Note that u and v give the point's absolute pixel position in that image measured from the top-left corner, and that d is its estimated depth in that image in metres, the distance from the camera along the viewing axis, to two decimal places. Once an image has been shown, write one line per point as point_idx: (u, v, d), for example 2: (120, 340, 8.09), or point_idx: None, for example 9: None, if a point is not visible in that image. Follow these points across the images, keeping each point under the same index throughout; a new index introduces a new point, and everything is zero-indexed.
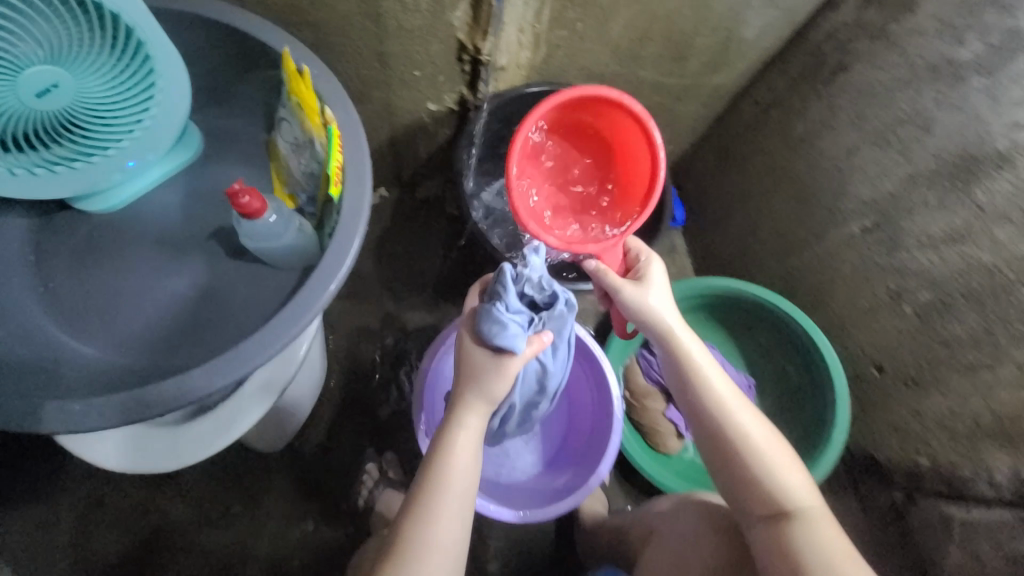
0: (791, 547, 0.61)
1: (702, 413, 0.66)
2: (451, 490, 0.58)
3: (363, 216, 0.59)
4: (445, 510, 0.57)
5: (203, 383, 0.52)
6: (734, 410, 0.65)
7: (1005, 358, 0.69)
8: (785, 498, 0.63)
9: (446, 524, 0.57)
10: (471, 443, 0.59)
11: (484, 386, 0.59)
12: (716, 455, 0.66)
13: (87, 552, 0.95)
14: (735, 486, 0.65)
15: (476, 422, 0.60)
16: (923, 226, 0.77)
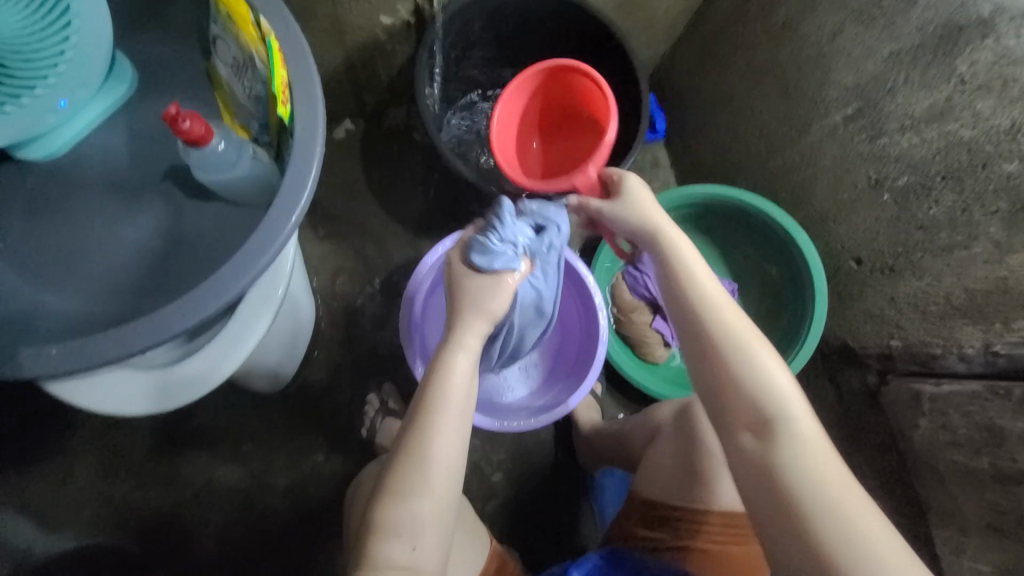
0: (775, 472, 0.52)
1: (691, 313, 0.58)
2: (451, 402, 0.59)
3: (318, 134, 0.56)
4: (440, 424, 0.58)
5: (179, 319, 0.51)
6: (721, 312, 0.58)
7: (980, 235, 0.69)
8: (772, 415, 0.54)
9: (441, 438, 0.58)
10: (470, 360, 0.61)
11: (486, 305, 0.61)
12: (692, 357, 0.59)
13: (109, 500, 1.00)
14: (716, 408, 0.57)
15: (475, 341, 0.61)
16: (905, 106, 0.74)
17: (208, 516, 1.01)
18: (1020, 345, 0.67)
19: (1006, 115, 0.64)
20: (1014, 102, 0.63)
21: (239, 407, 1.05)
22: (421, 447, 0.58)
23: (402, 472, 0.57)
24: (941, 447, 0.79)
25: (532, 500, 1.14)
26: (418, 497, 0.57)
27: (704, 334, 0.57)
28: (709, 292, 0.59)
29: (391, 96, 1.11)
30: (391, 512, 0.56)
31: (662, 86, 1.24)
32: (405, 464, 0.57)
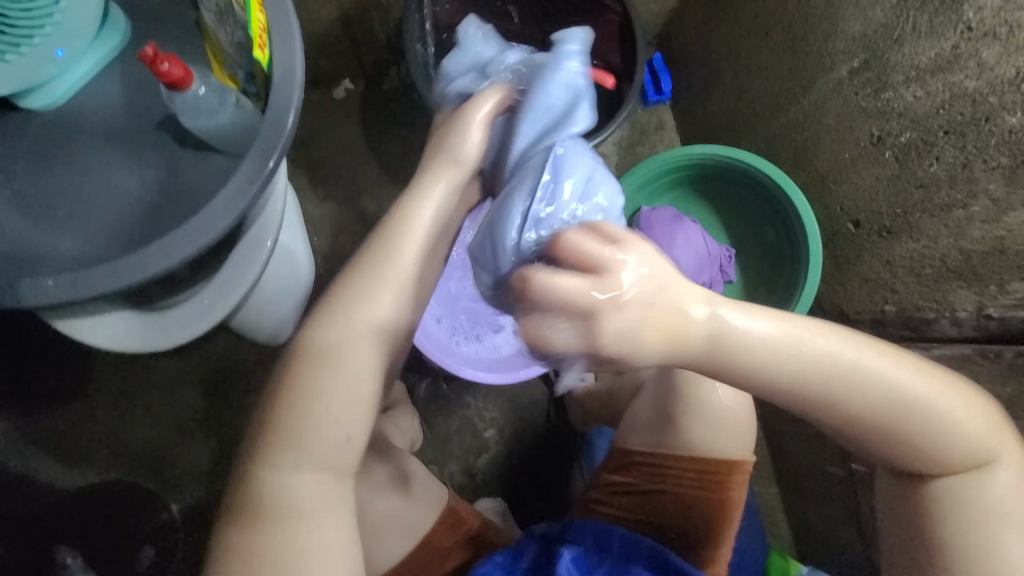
0: (927, 507, 0.52)
1: (833, 404, 0.45)
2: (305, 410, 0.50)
3: (296, 80, 0.58)
4: (301, 434, 0.50)
5: (163, 256, 0.55)
6: (856, 394, 0.45)
7: (979, 193, 0.66)
8: (942, 449, 0.48)
9: (310, 445, 0.50)
10: (332, 352, 0.52)
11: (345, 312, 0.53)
12: (873, 433, 0.47)
13: (126, 441, 1.07)
14: (884, 455, 0.49)
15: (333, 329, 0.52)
16: (911, 57, 0.70)
17: (217, 459, 1.08)
18: (1012, 308, 0.65)
19: (1010, 63, 0.60)
20: (1019, 50, 0.59)
21: (244, 359, 1.10)
22: (325, 344, 0.52)
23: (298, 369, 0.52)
24: None
25: (523, 457, 1.18)
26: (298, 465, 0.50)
27: (847, 417, 0.46)
28: (840, 389, 0.45)
29: (389, 54, 1.11)
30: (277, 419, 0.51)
31: (669, 44, 1.20)
32: (308, 359, 0.52)
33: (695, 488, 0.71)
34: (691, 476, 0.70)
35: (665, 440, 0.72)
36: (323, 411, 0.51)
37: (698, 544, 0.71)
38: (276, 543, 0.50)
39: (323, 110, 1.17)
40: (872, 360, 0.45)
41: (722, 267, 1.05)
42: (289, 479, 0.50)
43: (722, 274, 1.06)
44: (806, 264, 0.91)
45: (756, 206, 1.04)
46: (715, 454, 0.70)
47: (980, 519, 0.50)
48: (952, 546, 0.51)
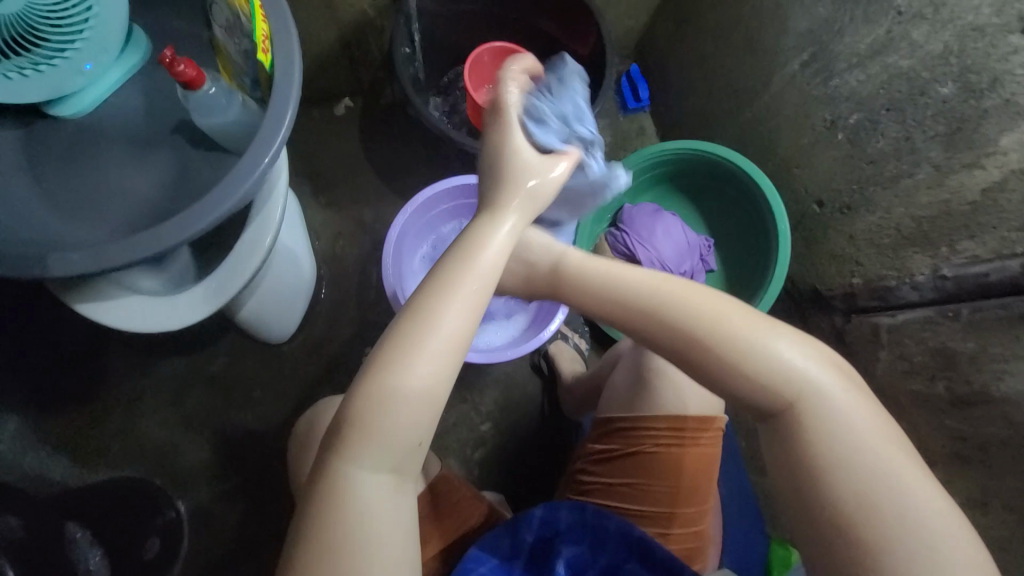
0: (800, 444, 0.49)
1: (666, 321, 0.53)
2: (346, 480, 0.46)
3: (295, 79, 0.66)
4: (347, 507, 0.45)
5: (176, 232, 0.62)
6: (690, 312, 0.52)
7: (922, 161, 0.72)
8: (783, 384, 0.50)
9: (355, 519, 0.45)
10: (377, 417, 0.46)
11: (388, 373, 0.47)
12: (693, 350, 0.51)
13: (135, 440, 1.11)
14: (736, 387, 0.51)
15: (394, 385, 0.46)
16: (852, 45, 0.77)
17: (222, 455, 1.12)
18: (964, 266, 0.69)
19: (938, 40, 0.67)
20: (943, 28, 0.66)
21: (249, 359, 1.16)
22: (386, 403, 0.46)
23: (368, 414, 0.46)
24: (900, 378, 0.81)
25: (519, 450, 1.20)
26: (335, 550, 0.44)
27: (682, 328, 0.52)
28: (671, 302, 0.53)
29: (384, 73, 1.21)
30: (346, 455, 0.46)
31: (644, 55, 1.29)
32: (374, 398, 0.46)
33: (675, 445, 0.74)
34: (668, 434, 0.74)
35: (641, 407, 0.77)
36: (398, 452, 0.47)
37: (687, 499, 0.75)
38: None
39: (324, 126, 1.26)
40: (672, 293, 0.53)
41: (703, 256, 1.10)
42: (362, 531, 0.45)
43: (703, 263, 1.10)
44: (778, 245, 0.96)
45: (730, 196, 1.09)
46: (688, 411, 0.75)
47: (851, 458, 0.47)
48: (826, 486, 0.48)
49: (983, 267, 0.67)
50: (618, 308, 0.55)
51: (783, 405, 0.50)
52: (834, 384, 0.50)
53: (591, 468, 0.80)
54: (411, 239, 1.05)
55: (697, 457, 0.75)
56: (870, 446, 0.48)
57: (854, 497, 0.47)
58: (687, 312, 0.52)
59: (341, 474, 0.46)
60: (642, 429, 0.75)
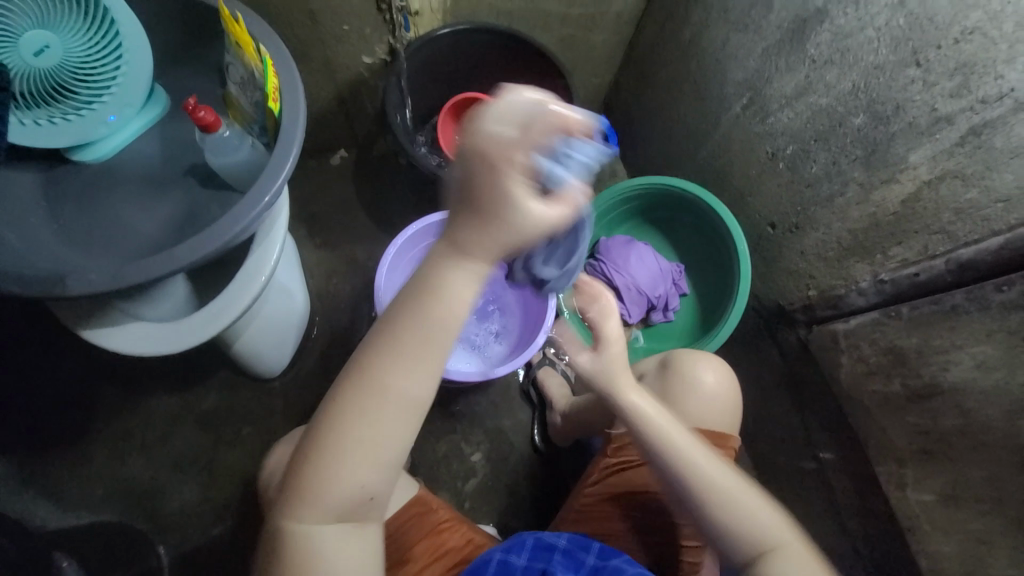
0: None
1: (687, 464, 0.66)
2: None
3: (299, 122, 0.76)
4: None
5: (188, 254, 0.69)
6: (697, 462, 0.66)
7: (849, 181, 0.82)
8: (762, 534, 0.62)
9: None
10: (308, 540, 0.52)
11: (315, 501, 0.51)
12: (693, 513, 0.65)
13: (120, 482, 1.10)
14: (722, 522, 0.63)
15: (301, 523, 0.51)
16: (780, 89, 0.90)
17: (209, 495, 1.10)
18: (899, 269, 0.78)
19: (847, 79, 0.79)
20: (850, 69, 0.78)
21: (241, 395, 1.17)
22: (298, 524, 0.52)
23: (319, 472, 0.50)
24: (861, 379, 0.87)
25: (510, 480, 1.20)
26: None
27: (703, 493, 0.64)
28: (691, 456, 0.66)
29: (376, 126, 1.33)
30: (296, 513, 0.51)
31: (611, 107, 1.44)
32: (324, 455, 0.50)
33: None
34: None
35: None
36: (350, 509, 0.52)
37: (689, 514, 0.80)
38: None
39: (321, 175, 1.37)
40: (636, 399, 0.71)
41: (675, 281, 1.18)
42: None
43: (675, 288, 1.19)
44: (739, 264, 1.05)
45: (695, 225, 1.19)
46: (703, 425, 0.82)
47: None
48: None
49: (913, 268, 0.76)
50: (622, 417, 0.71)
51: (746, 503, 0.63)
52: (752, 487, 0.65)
53: (606, 479, 0.83)
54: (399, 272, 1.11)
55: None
56: None
57: None
58: (697, 471, 0.65)
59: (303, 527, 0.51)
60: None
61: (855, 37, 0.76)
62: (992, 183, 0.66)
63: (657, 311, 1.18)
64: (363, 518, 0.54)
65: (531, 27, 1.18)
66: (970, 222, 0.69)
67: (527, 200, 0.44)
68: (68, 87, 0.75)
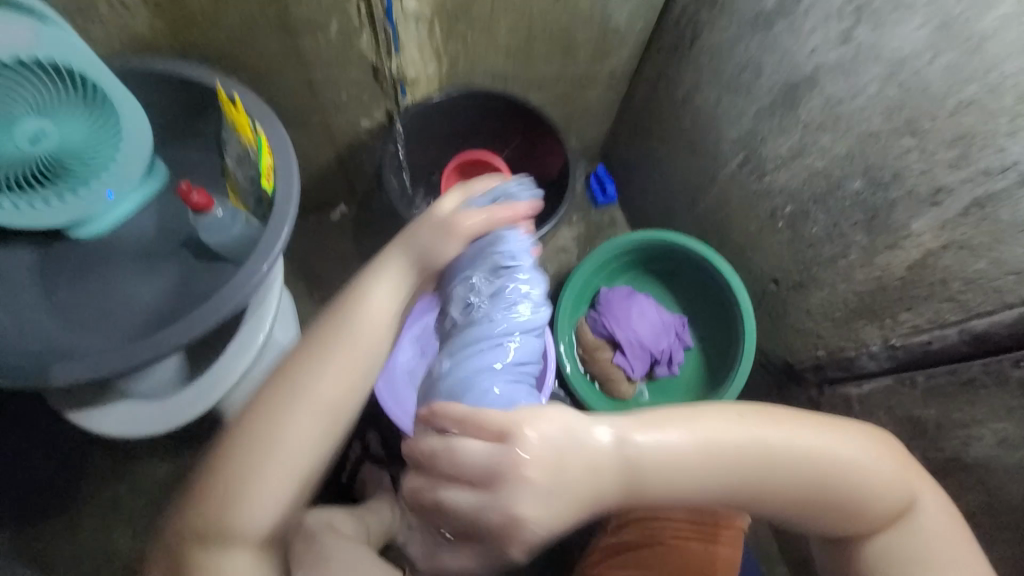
0: None
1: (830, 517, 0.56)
2: (256, 452, 0.54)
3: (292, 199, 0.76)
4: (249, 493, 0.54)
5: (175, 338, 0.68)
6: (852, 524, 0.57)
7: (851, 244, 0.80)
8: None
9: (256, 505, 0.54)
10: (277, 449, 0.54)
11: (303, 390, 0.55)
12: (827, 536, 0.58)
13: (109, 557, 1.06)
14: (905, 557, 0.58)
15: (278, 430, 0.54)
16: (776, 149, 0.89)
17: None
18: (909, 335, 0.75)
19: (842, 145, 0.78)
20: (845, 136, 0.78)
21: None
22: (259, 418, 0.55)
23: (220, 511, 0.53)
24: None
25: None
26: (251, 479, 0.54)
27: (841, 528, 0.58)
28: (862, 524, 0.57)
29: (374, 182, 1.34)
30: (265, 416, 0.55)
31: (608, 157, 1.45)
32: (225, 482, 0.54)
33: (696, 541, 0.74)
34: (687, 526, 0.74)
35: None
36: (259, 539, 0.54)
37: None
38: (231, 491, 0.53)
39: (322, 231, 1.38)
40: (810, 447, 0.54)
41: (678, 333, 1.16)
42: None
43: (679, 341, 1.16)
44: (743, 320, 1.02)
45: (696, 276, 1.18)
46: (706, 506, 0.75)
47: None
48: None
49: (925, 336, 0.73)
50: (764, 480, 0.53)
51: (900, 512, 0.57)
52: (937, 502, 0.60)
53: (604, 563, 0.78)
54: None
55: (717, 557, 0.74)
56: None
57: None
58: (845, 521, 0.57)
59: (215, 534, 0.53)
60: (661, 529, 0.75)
61: (847, 104, 0.76)
62: (1001, 255, 0.63)
63: (661, 365, 1.15)
64: (312, 443, 0.55)
65: (525, 86, 1.20)
66: (981, 292, 0.66)
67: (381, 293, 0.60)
68: (57, 171, 0.75)
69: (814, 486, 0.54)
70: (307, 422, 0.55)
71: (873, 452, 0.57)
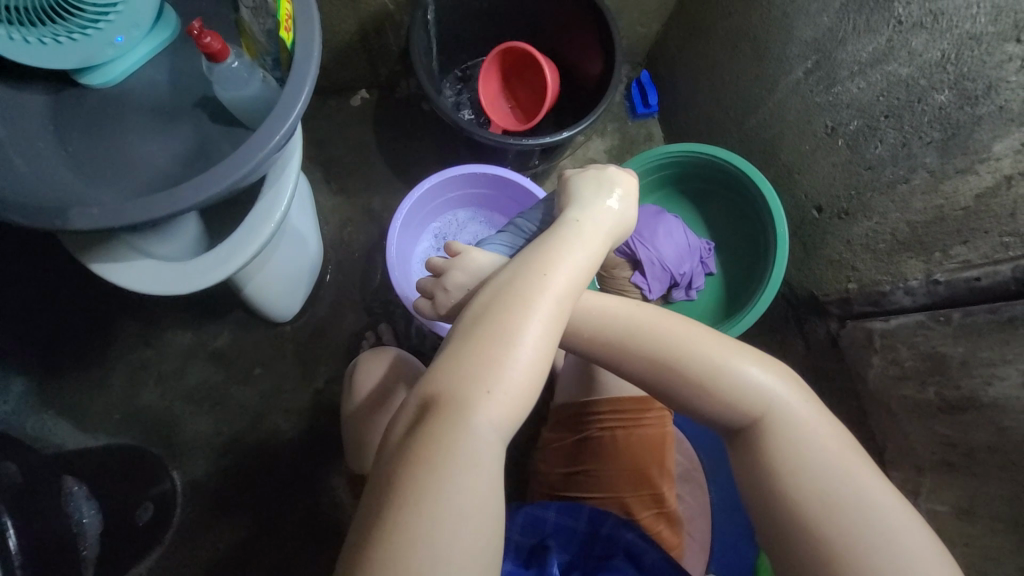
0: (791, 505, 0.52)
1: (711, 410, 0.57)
2: (479, 348, 0.49)
3: (313, 56, 0.70)
4: (479, 385, 0.48)
5: (191, 194, 0.66)
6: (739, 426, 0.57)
7: (917, 167, 0.73)
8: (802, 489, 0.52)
9: (491, 400, 0.47)
10: (514, 342, 0.49)
11: (531, 284, 0.52)
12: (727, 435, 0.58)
13: (137, 409, 1.13)
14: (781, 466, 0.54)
15: (512, 325, 0.50)
16: (855, 53, 0.79)
17: (220, 430, 1.13)
18: (957, 271, 0.70)
19: (936, 48, 0.68)
20: (941, 36, 0.67)
21: (253, 336, 1.18)
22: (478, 313, 0.51)
23: (475, 382, 0.48)
24: (893, 382, 0.82)
25: (511, 444, 1.20)
26: (473, 372, 0.48)
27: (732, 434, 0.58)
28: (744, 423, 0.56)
29: (401, 67, 1.25)
30: (493, 309, 0.51)
31: (657, 63, 1.34)
32: (477, 352, 0.49)
33: (619, 428, 0.79)
34: (612, 416, 0.79)
35: (587, 395, 0.82)
36: (508, 427, 0.48)
37: (648, 479, 0.78)
38: (450, 402, 0.47)
39: (342, 116, 1.31)
40: (655, 322, 0.58)
41: (702, 259, 1.11)
42: (450, 515, 0.43)
43: (702, 266, 1.12)
44: (776, 247, 0.97)
45: (734, 202, 1.11)
46: (626, 393, 0.79)
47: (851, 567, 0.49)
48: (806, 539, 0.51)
49: (974, 272, 0.68)
50: (594, 341, 0.59)
51: (751, 417, 0.55)
52: (826, 429, 0.55)
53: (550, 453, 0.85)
54: (414, 224, 1.07)
55: (640, 443, 0.79)
56: (817, 510, 0.51)
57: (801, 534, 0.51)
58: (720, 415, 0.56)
59: (463, 405, 0.47)
60: (590, 420, 0.80)
61: None
62: None
63: (679, 289, 1.12)
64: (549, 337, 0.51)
65: None
66: None
67: (606, 201, 0.62)
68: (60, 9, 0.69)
69: (671, 367, 0.56)
70: (542, 319, 0.50)
71: (733, 359, 0.56)
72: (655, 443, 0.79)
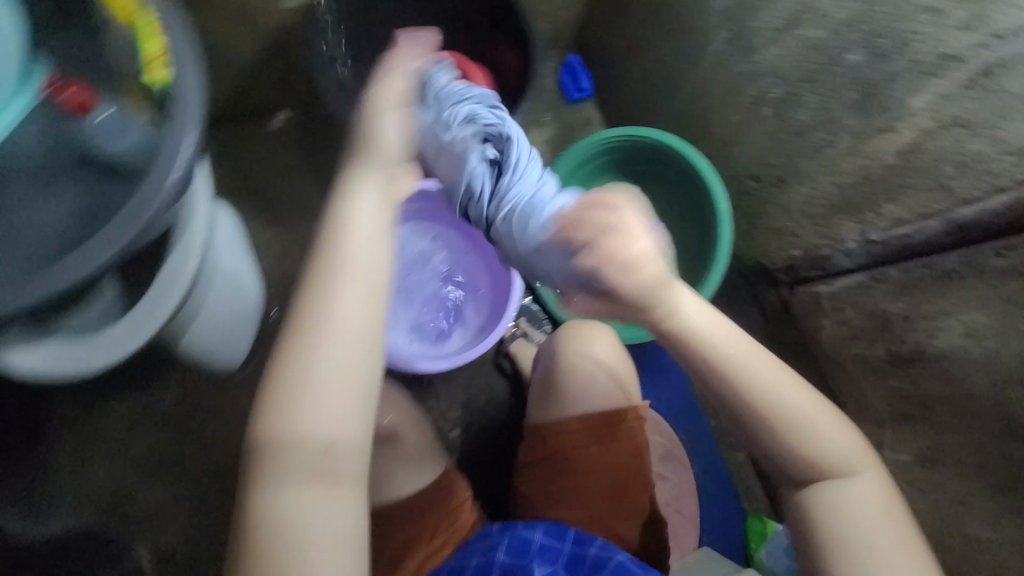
0: (826, 523, 0.58)
1: (769, 434, 0.58)
2: (281, 406, 0.52)
3: (194, 95, 0.64)
4: (296, 440, 0.52)
5: (77, 268, 0.60)
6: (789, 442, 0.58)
7: (841, 129, 0.72)
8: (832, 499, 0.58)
9: (296, 457, 0.52)
10: (299, 399, 0.52)
11: (317, 335, 0.53)
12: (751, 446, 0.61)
13: (88, 485, 1.06)
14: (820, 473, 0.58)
15: (320, 372, 0.52)
16: (767, 20, 0.78)
17: (181, 493, 1.08)
18: (888, 229, 0.70)
19: (843, 8, 0.67)
20: None
21: (202, 388, 1.11)
22: (279, 369, 0.53)
23: (268, 441, 0.52)
24: (845, 340, 0.82)
25: (490, 454, 1.18)
26: (292, 427, 0.52)
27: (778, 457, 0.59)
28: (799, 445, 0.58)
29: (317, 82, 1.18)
30: (296, 360, 0.52)
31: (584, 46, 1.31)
32: (288, 404, 0.52)
33: (592, 444, 0.78)
34: (582, 434, 0.78)
35: (555, 410, 0.81)
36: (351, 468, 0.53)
37: (626, 490, 0.77)
38: (266, 464, 0.52)
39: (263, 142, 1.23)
40: (731, 343, 0.57)
41: None
42: (303, 554, 0.50)
43: None
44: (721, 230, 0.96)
45: (676, 189, 1.09)
46: (597, 407, 0.79)
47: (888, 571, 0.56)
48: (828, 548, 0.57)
49: (905, 229, 0.67)
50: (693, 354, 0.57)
51: (805, 441, 0.58)
52: (851, 446, 0.59)
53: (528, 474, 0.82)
54: None
55: (619, 451, 0.78)
56: (855, 529, 0.57)
57: (839, 544, 0.57)
58: (780, 434, 0.58)
59: (267, 464, 0.52)
60: (562, 435, 0.80)
61: None
62: (1005, 132, 0.57)
63: None
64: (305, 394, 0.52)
65: None
66: (973, 175, 0.60)
67: (370, 187, 0.58)
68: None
69: (752, 395, 0.57)
70: (321, 368, 0.52)
71: (792, 386, 0.58)
72: (630, 453, 0.78)
